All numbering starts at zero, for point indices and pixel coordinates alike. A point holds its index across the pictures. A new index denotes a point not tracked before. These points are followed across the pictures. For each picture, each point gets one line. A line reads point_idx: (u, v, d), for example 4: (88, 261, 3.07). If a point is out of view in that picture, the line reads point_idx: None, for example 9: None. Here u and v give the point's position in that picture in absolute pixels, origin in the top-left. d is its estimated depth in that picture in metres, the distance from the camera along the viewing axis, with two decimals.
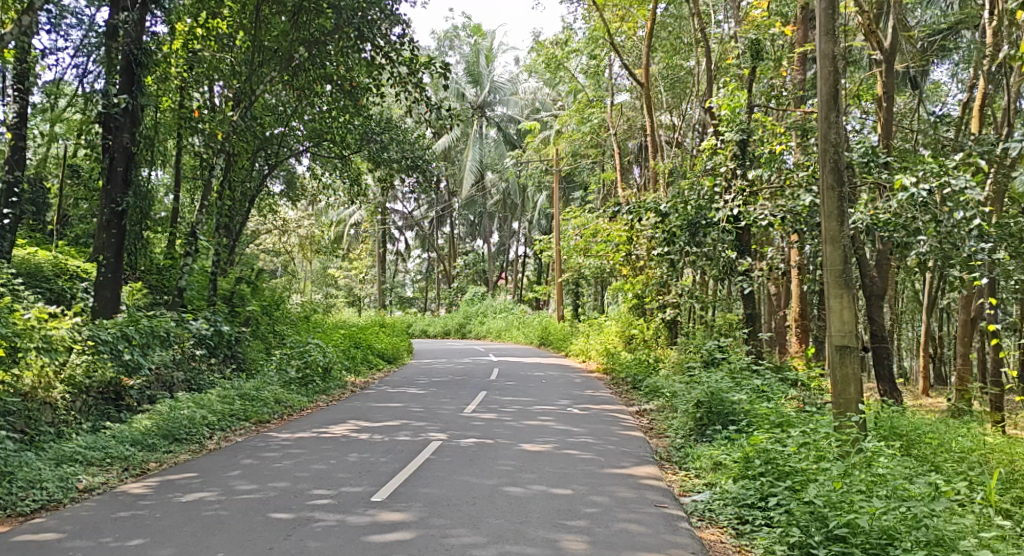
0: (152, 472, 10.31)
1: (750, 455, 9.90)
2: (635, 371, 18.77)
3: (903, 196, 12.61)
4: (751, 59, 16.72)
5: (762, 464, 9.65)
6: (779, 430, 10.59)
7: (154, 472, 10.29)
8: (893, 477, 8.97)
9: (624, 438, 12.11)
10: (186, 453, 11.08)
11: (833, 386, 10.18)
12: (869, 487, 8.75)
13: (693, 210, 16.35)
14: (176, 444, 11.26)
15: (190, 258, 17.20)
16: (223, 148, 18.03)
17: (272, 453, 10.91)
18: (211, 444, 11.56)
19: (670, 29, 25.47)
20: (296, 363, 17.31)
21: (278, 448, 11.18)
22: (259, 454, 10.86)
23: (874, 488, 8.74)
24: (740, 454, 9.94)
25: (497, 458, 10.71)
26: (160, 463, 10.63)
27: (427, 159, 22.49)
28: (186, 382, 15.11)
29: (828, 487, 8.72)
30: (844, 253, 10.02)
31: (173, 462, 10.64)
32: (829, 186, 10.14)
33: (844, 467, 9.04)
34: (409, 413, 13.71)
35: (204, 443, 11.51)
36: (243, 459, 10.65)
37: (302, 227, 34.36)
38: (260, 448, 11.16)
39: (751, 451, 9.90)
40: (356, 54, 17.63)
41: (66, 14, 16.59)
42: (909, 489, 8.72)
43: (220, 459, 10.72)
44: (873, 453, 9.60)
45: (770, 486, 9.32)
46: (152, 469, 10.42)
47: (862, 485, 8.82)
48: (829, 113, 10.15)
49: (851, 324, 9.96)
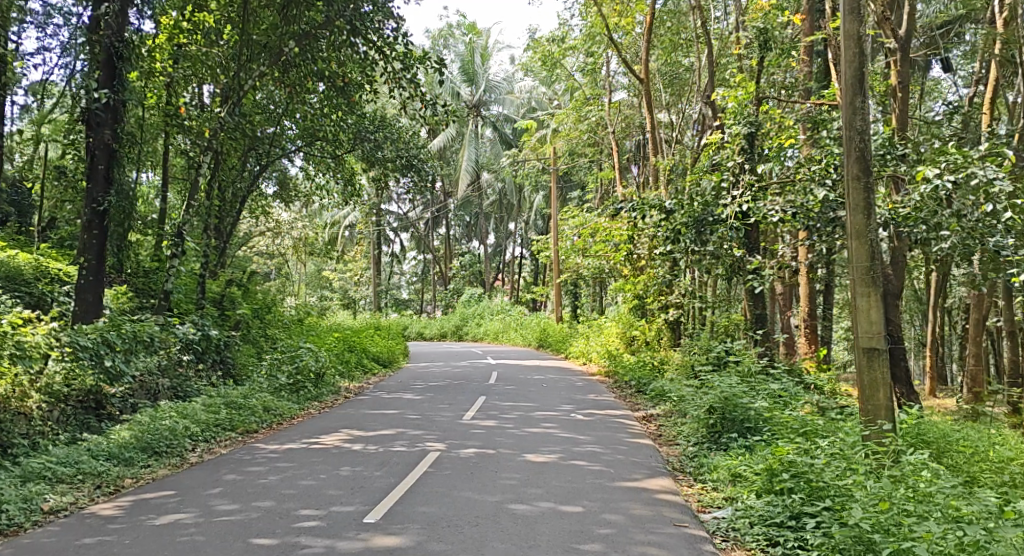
0: (126, 490, 9.63)
1: (775, 466, 9.26)
2: (639, 374, 18.11)
3: (926, 189, 12.19)
4: (760, 49, 16.36)
5: (791, 478, 9.00)
6: (802, 440, 9.96)
7: (128, 490, 9.62)
8: (941, 496, 8.40)
9: (633, 447, 11.46)
10: (165, 467, 10.40)
11: (860, 391, 9.58)
12: (917, 508, 8.17)
13: (699, 206, 15.69)
14: (156, 458, 10.58)
15: (176, 259, 16.52)
16: (210, 146, 17.35)
17: (257, 467, 10.25)
18: (193, 457, 10.88)
19: (669, 25, 24.79)
20: (287, 369, 16.51)
21: (264, 461, 10.50)
22: (243, 469, 10.19)
23: (922, 509, 8.17)
24: (765, 464, 9.29)
25: (501, 471, 10.07)
26: (136, 480, 9.96)
27: (422, 158, 21.84)
28: (170, 390, 14.42)
29: (873, 509, 8.13)
30: (872, 248, 9.41)
31: (150, 479, 9.96)
32: (855, 176, 9.53)
33: (886, 485, 8.48)
34: (405, 420, 13.04)
35: (185, 456, 10.82)
36: (226, 474, 9.98)
37: (295, 229, 33.74)
38: (245, 462, 10.49)
39: (776, 463, 9.25)
40: (347, 49, 16.86)
41: (55, 13, 15.87)
42: (961, 509, 8.13)
43: (202, 474, 10.05)
44: (912, 468, 9.01)
45: (801, 504, 8.68)
46: (127, 486, 9.75)
47: (908, 505, 8.21)
48: (854, 99, 9.53)
49: (879, 324, 9.37)
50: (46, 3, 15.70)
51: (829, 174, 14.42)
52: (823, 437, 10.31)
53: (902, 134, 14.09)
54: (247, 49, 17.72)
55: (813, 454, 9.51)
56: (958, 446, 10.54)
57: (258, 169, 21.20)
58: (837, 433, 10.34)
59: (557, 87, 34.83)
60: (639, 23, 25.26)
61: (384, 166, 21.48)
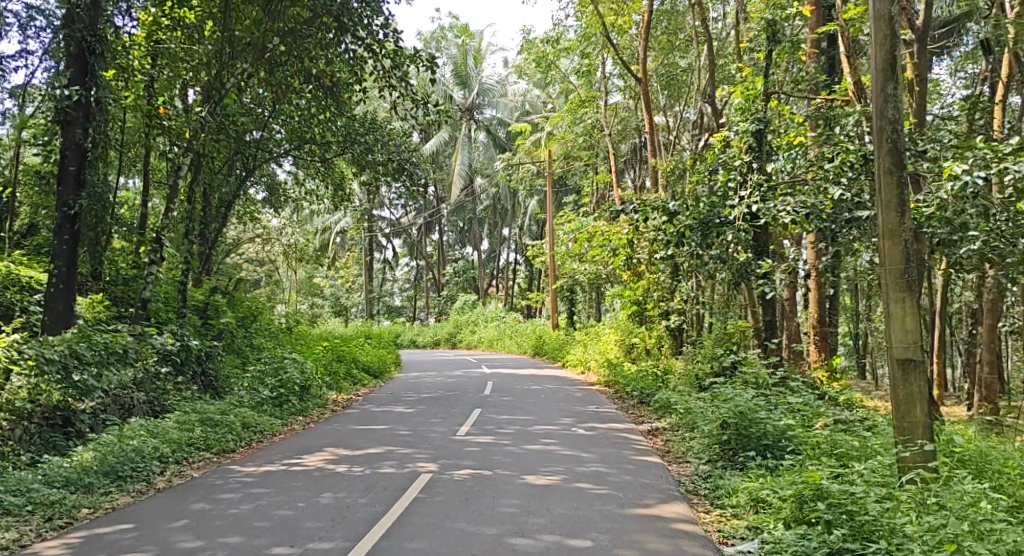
0: (79, 523, 8.78)
1: (804, 493, 8.51)
2: (641, 384, 17.15)
3: (954, 186, 11.25)
4: (768, 42, 15.66)
5: (827, 509, 8.24)
6: (832, 465, 9.20)
7: (81, 523, 8.77)
8: (1006, 532, 7.70)
9: (640, 466, 10.65)
10: (126, 495, 9.55)
11: (895, 407, 8.84)
12: (982, 545, 7.46)
13: (705, 207, 14.82)
14: (118, 483, 9.74)
15: (155, 266, 15.66)
16: (191, 147, 16.52)
17: (229, 494, 9.40)
18: (160, 481, 10.03)
19: (665, 27, 23.98)
20: (270, 382, 15.65)
21: (237, 487, 9.65)
22: (213, 496, 9.34)
23: (988, 547, 7.45)
24: (794, 491, 8.55)
25: (499, 496, 9.25)
26: (93, 510, 9.10)
27: (414, 161, 21.08)
28: (146, 404, 13.56)
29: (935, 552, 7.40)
30: (906, 249, 8.68)
31: (107, 509, 9.11)
32: (887, 169, 8.78)
33: (944, 521, 7.76)
34: (395, 437, 12.22)
35: (151, 481, 9.97)
36: (193, 503, 9.13)
37: (284, 235, 32.96)
38: (216, 488, 9.64)
39: (806, 490, 8.51)
40: (336, 48, 15.93)
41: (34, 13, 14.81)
42: None
43: (166, 503, 9.20)
44: (962, 498, 8.29)
45: (842, 541, 7.88)
46: (82, 518, 8.90)
47: (972, 543, 7.49)
48: (886, 85, 8.79)
49: (915, 334, 8.63)
50: (27, 4, 14.76)
51: (843, 173, 13.62)
52: (852, 459, 9.54)
53: (921, 130, 13.34)
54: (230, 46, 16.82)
55: (846, 483, 8.75)
56: (999, 466, 9.75)
57: (243, 173, 20.35)
58: (866, 456, 9.57)
59: (551, 90, 34.08)
60: (636, 22, 24.41)
61: (375, 169, 20.68)
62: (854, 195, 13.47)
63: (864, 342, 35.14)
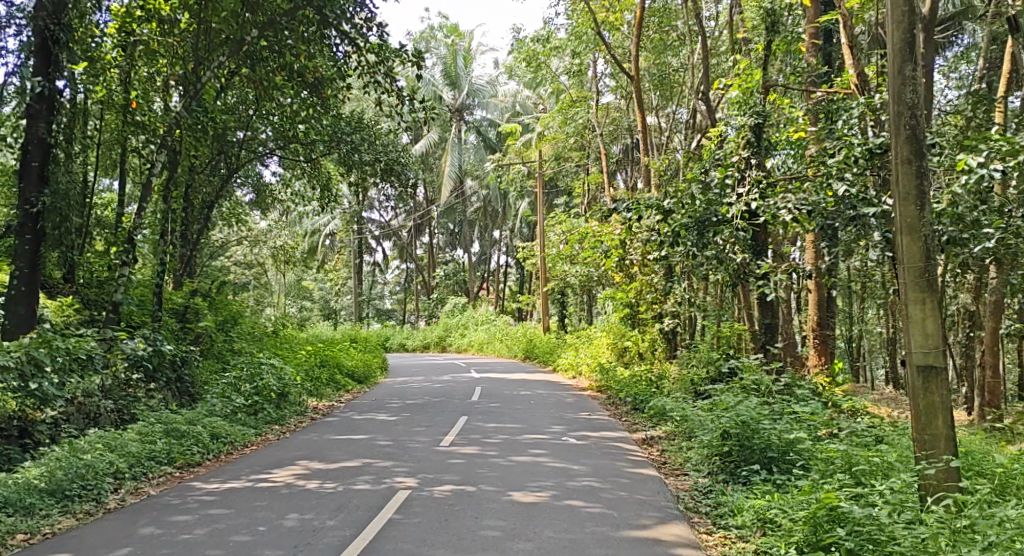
0: (14, 551, 8.11)
1: (818, 515, 8.03)
2: (635, 389, 16.42)
3: (969, 179, 10.69)
4: (768, 31, 14.98)
5: (847, 535, 7.73)
6: (846, 483, 8.64)
7: (16, 551, 8.10)
8: None
9: (636, 480, 9.97)
10: (71, 517, 8.86)
11: (915, 418, 8.22)
12: None
13: (701, 205, 13.92)
14: (64, 504, 9.07)
15: (127, 267, 14.91)
16: (164, 144, 15.73)
17: (184, 516, 8.71)
18: (113, 501, 9.34)
19: (656, 24, 23.17)
20: (245, 390, 14.88)
21: (194, 507, 8.95)
22: (166, 518, 8.64)
23: None
24: (807, 512, 8.07)
25: (483, 517, 8.55)
26: (31, 535, 8.43)
27: (402, 161, 20.33)
28: (114, 412, 12.86)
29: None
30: (927, 246, 8.06)
31: (48, 534, 8.44)
32: (905, 158, 8.15)
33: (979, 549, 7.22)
34: (374, 448, 11.50)
35: (102, 501, 9.29)
36: (143, 527, 8.44)
37: (272, 238, 32.29)
38: (170, 508, 8.94)
39: (820, 511, 8.03)
40: (319, 42, 15.15)
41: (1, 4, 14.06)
42: None
43: (115, 527, 8.52)
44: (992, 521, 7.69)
45: None
46: (18, 545, 8.23)
47: None
48: (904, 66, 8.15)
49: (936, 338, 8.01)
50: None
51: (848, 168, 12.77)
52: (866, 475, 8.94)
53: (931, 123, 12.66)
54: (206, 39, 16.10)
55: (868, 504, 8.22)
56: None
57: (224, 172, 19.62)
58: (882, 471, 8.95)
59: (542, 90, 33.34)
60: (630, 21, 23.62)
61: (362, 170, 19.92)
62: (859, 191, 12.64)
63: (859, 345, 34.51)
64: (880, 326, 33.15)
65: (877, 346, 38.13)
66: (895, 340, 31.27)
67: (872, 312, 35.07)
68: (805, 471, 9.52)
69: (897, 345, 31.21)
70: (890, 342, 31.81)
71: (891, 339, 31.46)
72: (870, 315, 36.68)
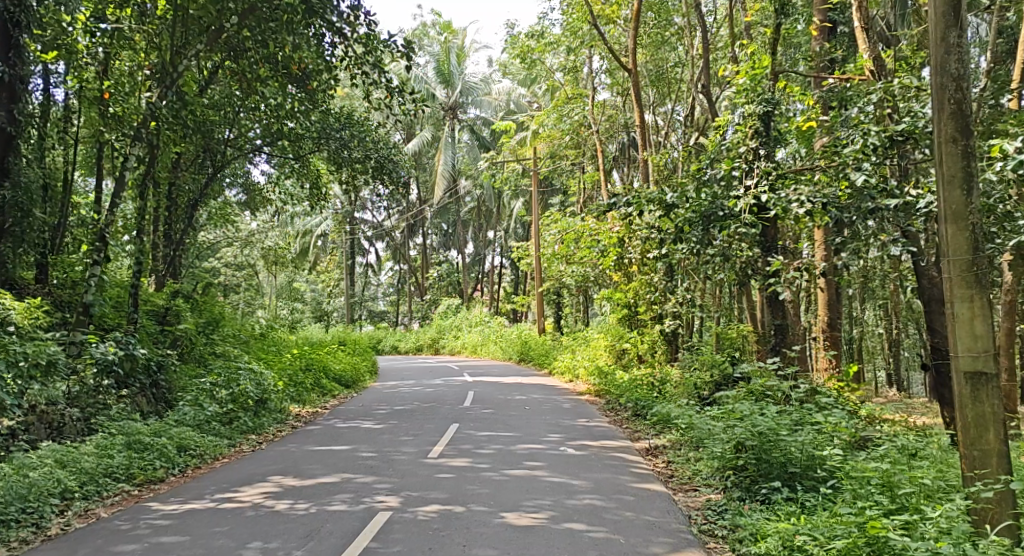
0: None
1: (859, 545, 7.43)
2: (636, 395, 15.58)
3: (1004, 167, 9.83)
4: (776, 15, 14.09)
5: None
6: (885, 512, 7.97)
7: None
8: None
9: (641, 498, 9.11)
10: (3, 547, 8.03)
11: (963, 434, 7.51)
12: None
13: (707, 199, 13.08)
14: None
15: (98, 267, 13.73)
16: (138, 136, 14.47)
17: (131, 545, 7.88)
18: (57, 526, 8.53)
19: (654, 18, 22.20)
20: (221, 396, 14.02)
21: (144, 534, 8.12)
22: (111, 548, 7.82)
23: None
24: (847, 541, 7.44)
25: (471, 545, 7.66)
26: None
27: (393, 158, 19.37)
28: (80, 421, 12.04)
29: None
30: (973, 236, 7.39)
31: None
32: (950, 137, 7.47)
33: None
34: (356, 461, 10.65)
35: (46, 526, 8.48)
36: None
37: (264, 240, 31.45)
38: (118, 536, 8.11)
39: (860, 540, 7.44)
40: (304, 32, 14.10)
41: None
42: None
43: None
44: None
45: None
46: None
47: None
48: (948, 32, 7.47)
49: (985, 340, 7.34)
50: None
51: (865, 158, 11.85)
52: (903, 498, 8.15)
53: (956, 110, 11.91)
54: (183, 28, 14.99)
55: (915, 533, 7.54)
56: None
57: (209, 170, 18.78)
58: (926, 492, 8.22)
59: (537, 87, 32.40)
60: (627, 15, 22.69)
61: (352, 168, 19.04)
62: (879, 182, 11.72)
63: (860, 347, 33.69)
64: (884, 327, 32.27)
65: (878, 347, 37.30)
66: (898, 342, 30.43)
67: (873, 313, 34.27)
68: (834, 491, 8.73)
69: (899, 347, 30.35)
70: (891, 344, 31.00)
71: (894, 341, 30.59)
72: (869, 316, 35.91)
